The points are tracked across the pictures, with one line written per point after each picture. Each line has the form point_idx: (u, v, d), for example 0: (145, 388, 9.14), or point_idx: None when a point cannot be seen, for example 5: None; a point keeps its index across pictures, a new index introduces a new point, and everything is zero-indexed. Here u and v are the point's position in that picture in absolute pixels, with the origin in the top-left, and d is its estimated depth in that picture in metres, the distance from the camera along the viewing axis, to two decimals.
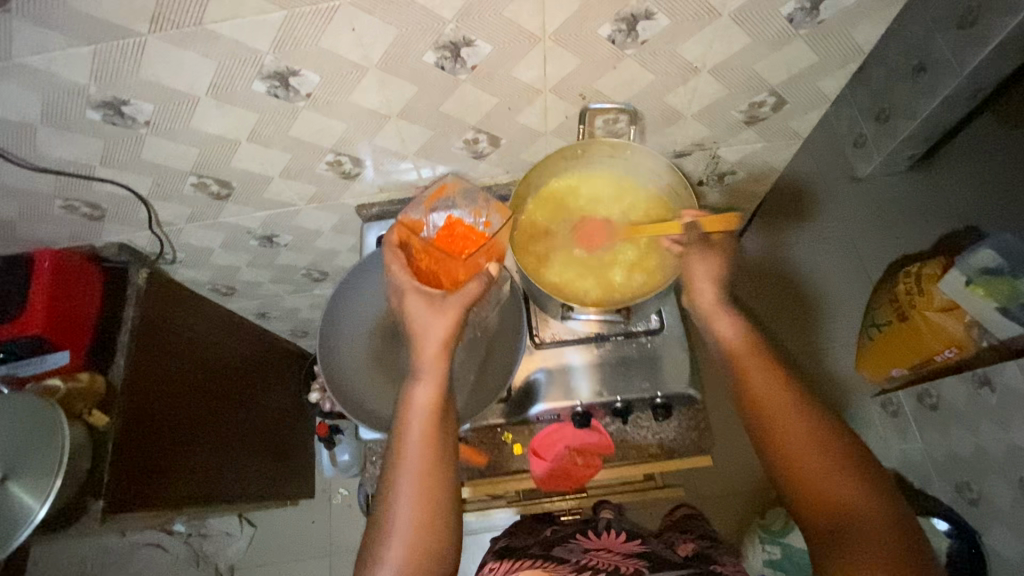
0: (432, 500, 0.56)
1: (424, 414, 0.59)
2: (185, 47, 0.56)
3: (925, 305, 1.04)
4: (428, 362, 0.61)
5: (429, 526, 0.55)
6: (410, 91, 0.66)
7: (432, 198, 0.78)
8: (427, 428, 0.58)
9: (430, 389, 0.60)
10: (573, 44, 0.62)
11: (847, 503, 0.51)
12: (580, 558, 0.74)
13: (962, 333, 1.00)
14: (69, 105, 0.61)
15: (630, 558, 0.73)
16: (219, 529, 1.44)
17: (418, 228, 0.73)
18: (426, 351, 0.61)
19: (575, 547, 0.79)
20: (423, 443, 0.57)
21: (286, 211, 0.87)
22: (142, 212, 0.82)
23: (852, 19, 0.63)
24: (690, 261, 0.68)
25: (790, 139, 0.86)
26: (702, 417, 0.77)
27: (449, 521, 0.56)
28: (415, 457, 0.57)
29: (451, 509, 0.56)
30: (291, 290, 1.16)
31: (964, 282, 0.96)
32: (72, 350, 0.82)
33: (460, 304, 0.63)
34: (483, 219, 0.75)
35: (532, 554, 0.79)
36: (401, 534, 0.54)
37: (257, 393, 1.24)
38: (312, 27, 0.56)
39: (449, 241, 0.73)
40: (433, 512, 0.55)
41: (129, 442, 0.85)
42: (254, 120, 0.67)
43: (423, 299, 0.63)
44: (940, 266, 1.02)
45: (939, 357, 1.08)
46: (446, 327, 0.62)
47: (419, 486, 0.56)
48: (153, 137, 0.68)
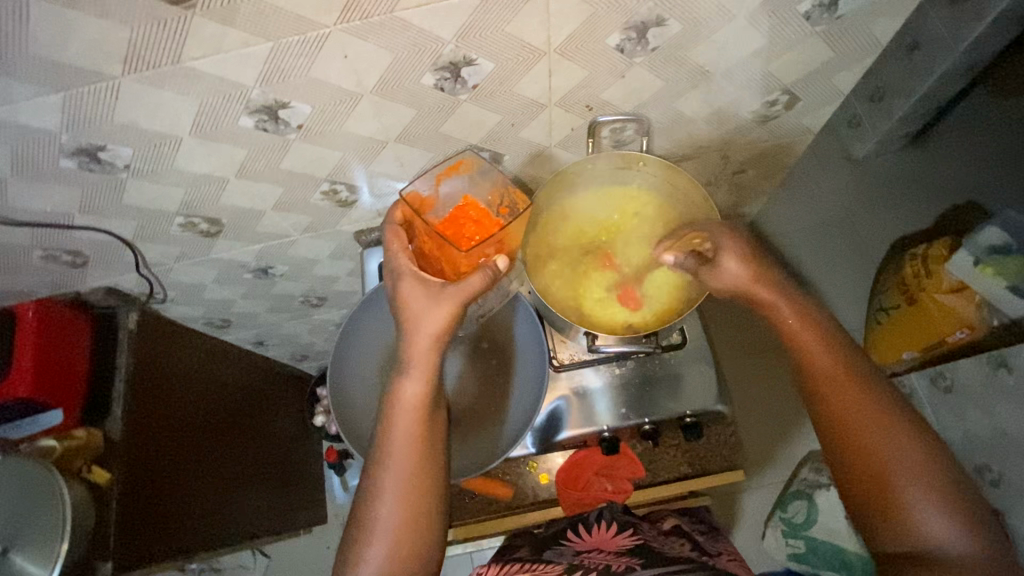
0: (416, 503, 0.57)
1: (411, 412, 0.58)
2: (163, 87, 0.51)
3: (934, 287, 0.99)
4: (420, 355, 0.59)
5: (413, 527, 0.56)
6: (408, 115, 0.62)
7: (446, 171, 0.66)
8: (414, 430, 0.58)
9: (416, 386, 0.58)
10: (580, 56, 0.58)
11: (903, 496, 0.52)
12: (570, 561, 0.63)
13: (973, 315, 0.94)
14: (41, 155, 0.57)
15: (623, 556, 0.62)
16: (231, 563, 1.41)
17: (426, 207, 0.65)
18: (416, 344, 0.59)
19: (564, 548, 0.68)
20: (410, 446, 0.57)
21: (281, 243, 0.83)
22: (128, 255, 0.77)
23: (870, 13, 0.60)
24: (718, 258, 0.63)
25: (801, 134, 0.83)
26: (731, 431, 0.76)
27: (431, 521, 0.57)
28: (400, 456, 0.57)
29: (434, 514, 0.58)
30: (289, 317, 1.12)
31: (972, 264, 0.93)
32: (64, 408, 0.78)
33: (456, 297, 0.58)
34: (500, 203, 0.67)
35: (521, 557, 0.68)
36: (383, 532, 0.55)
37: (262, 418, 1.19)
38: (299, 58, 0.51)
39: (460, 223, 0.65)
40: (417, 515, 0.56)
41: (132, 493, 0.80)
42: (242, 156, 0.63)
43: (419, 288, 0.60)
44: (946, 249, 0.99)
45: (951, 339, 0.99)
46: (439, 321, 0.58)
47: (410, 486, 0.56)
48: (135, 180, 0.63)
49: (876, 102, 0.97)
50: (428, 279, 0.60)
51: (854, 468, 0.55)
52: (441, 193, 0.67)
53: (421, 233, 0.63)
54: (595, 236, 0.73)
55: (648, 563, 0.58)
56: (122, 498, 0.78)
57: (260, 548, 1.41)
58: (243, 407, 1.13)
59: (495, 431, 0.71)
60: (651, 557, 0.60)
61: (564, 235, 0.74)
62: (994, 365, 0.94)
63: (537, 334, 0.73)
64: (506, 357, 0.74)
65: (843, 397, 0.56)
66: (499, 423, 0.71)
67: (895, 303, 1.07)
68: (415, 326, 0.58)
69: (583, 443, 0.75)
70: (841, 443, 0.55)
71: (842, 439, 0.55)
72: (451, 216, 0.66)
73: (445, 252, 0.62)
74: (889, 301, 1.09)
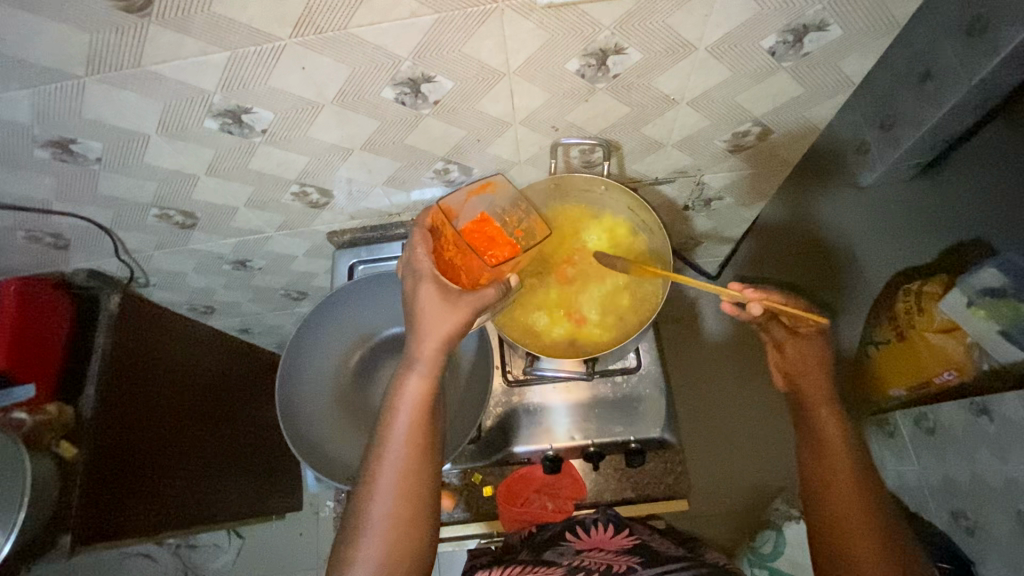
0: (414, 498, 0.56)
1: (413, 406, 0.58)
2: (126, 88, 0.53)
3: (925, 325, 0.86)
4: (430, 356, 0.59)
5: (411, 521, 0.55)
6: (371, 126, 0.63)
7: (475, 190, 0.70)
8: (414, 423, 0.58)
9: (420, 380, 0.58)
10: (541, 79, 0.59)
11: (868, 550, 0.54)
12: (572, 560, 0.61)
13: (961, 354, 0.80)
14: (17, 144, 0.59)
15: (624, 555, 0.61)
16: (207, 541, 1.46)
17: (452, 216, 0.68)
18: (428, 344, 0.58)
19: (564, 547, 0.66)
20: (409, 439, 0.57)
21: (257, 238, 0.85)
22: (108, 241, 0.80)
23: (839, 51, 0.60)
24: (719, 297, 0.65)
25: (778, 165, 0.83)
26: (679, 459, 0.76)
27: (426, 517, 0.57)
28: (401, 447, 0.57)
29: (431, 512, 0.57)
30: (271, 308, 1.14)
31: (964, 304, 0.79)
32: (38, 382, 0.81)
33: (472, 305, 0.58)
34: (519, 224, 0.69)
35: (519, 560, 0.66)
36: (381, 527, 0.54)
37: (244, 408, 1.22)
38: (259, 67, 0.53)
39: (482, 235, 0.67)
40: (410, 513, 0.55)
41: (99, 472, 0.82)
42: (210, 155, 0.65)
43: (436, 290, 0.59)
44: (942, 286, 0.86)
45: (937, 381, 0.85)
46: (452, 328, 0.58)
47: (398, 482, 0.56)
48: (108, 172, 0.65)
49: (887, 130, 0.97)
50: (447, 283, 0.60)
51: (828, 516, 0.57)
52: (466, 207, 0.69)
53: (447, 235, 0.66)
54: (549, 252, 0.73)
55: (649, 563, 0.58)
56: (87, 478, 0.80)
57: (235, 530, 1.45)
58: (222, 390, 1.15)
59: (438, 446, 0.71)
60: (651, 557, 0.60)
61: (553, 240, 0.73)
62: (976, 411, 0.88)
63: (487, 350, 0.74)
64: (458, 367, 0.76)
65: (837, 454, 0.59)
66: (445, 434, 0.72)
67: (884, 336, 0.97)
68: (426, 326, 0.58)
69: (528, 458, 0.76)
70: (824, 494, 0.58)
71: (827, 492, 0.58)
72: (473, 228, 0.67)
73: (469, 266, 0.66)
74: (879, 335, 0.99)
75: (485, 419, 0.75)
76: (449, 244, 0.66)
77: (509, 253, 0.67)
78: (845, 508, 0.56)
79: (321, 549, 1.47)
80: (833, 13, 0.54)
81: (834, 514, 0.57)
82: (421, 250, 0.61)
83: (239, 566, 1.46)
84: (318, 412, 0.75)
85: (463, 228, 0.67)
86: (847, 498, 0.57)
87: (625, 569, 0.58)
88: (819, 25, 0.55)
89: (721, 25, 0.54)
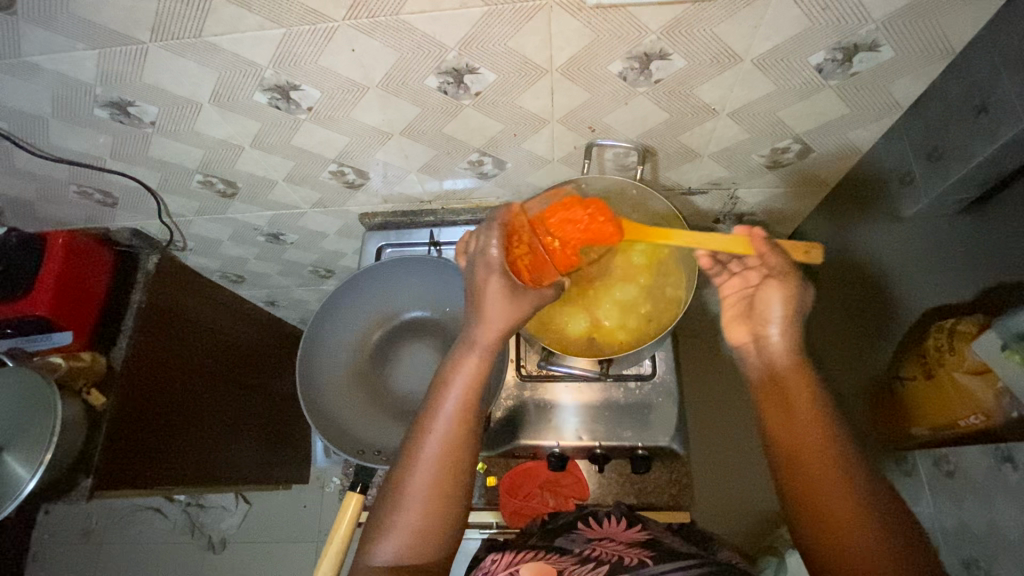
0: (454, 475, 0.55)
1: (466, 384, 0.58)
2: (185, 57, 0.56)
3: (953, 365, 0.70)
4: (486, 339, 0.59)
5: (450, 500, 0.54)
6: (412, 112, 0.65)
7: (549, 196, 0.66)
8: (462, 402, 0.57)
9: (478, 359, 0.59)
10: (581, 79, 0.59)
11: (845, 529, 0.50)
12: (582, 549, 0.62)
13: (989, 400, 0.66)
14: (79, 103, 0.63)
15: (635, 548, 0.61)
16: (216, 503, 1.51)
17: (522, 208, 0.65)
18: (491, 329, 0.59)
19: (575, 535, 0.66)
20: (456, 418, 0.56)
21: (292, 213, 0.88)
22: (153, 203, 0.84)
23: (888, 72, 0.59)
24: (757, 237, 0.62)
25: (814, 184, 0.82)
26: (684, 471, 0.77)
27: (459, 497, 0.55)
28: (448, 426, 0.56)
29: (467, 489, 0.55)
30: (299, 283, 1.17)
31: (997, 346, 0.63)
32: (75, 330, 0.84)
33: (531, 306, 0.60)
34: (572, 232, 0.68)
35: (530, 545, 0.65)
36: (415, 504, 0.53)
37: (264, 378, 1.24)
38: (310, 46, 0.54)
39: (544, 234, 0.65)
40: (443, 491, 0.54)
41: (125, 419, 0.86)
42: (256, 128, 0.67)
43: (504, 283, 0.59)
44: (975, 326, 0.67)
45: (962, 423, 0.71)
46: (507, 321, 0.59)
47: (438, 459, 0.55)
48: (159, 137, 0.69)
49: (935, 162, 0.66)
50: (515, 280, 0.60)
51: (822, 517, 0.51)
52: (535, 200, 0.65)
53: (519, 229, 0.63)
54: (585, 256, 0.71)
55: (660, 557, 0.58)
56: (113, 424, 0.84)
57: (242, 495, 1.50)
58: (250, 358, 1.19)
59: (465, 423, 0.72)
60: (662, 550, 0.60)
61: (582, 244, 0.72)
62: (998, 458, 0.73)
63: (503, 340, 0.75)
64: None
65: (817, 446, 0.54)
66: None
67: (912, 373, 0.80)
68: (484, 314, 0.59)
69: (536, 453, 0.77)
70: (808, 494, 0.53)
71: (813, 497, 0.53)
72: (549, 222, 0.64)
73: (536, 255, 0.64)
74: (906, 370, 0.81)
75: (496, 410, 0.76)
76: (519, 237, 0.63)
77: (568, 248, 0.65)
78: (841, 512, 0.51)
79: (322, 523, 1.50)
80: (886, 33, 0.54)
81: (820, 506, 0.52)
82: (497, 242, 0.60)
83: (244, 530, 1.50)
84: (335, 387, 0.77)
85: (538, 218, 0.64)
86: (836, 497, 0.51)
87: (637, 563, 0.57)
88: (870, 45, 0.55)
89: (768, 37, 0.54)
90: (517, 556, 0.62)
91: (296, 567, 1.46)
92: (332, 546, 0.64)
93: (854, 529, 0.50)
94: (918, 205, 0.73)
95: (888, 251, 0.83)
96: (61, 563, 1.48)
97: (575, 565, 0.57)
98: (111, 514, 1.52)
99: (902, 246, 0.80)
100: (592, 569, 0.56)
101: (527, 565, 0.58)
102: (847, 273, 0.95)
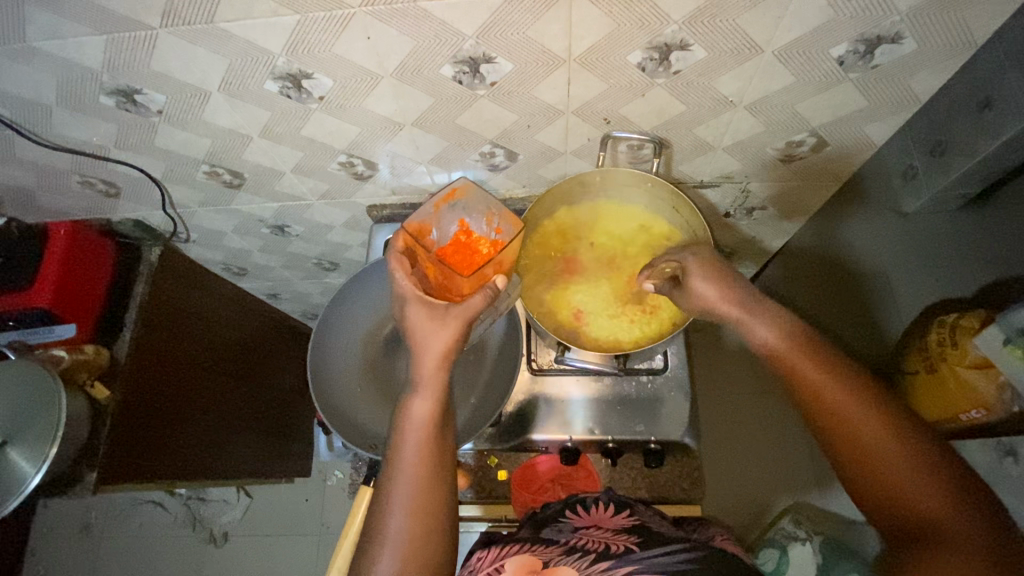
0: (431, 517, 0.50)
1: (422, 430, 0.53)
2: (197, 44, 0.55)
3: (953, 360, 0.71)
4: (428, 373, 0.55)
5: (429, 544, 0.49)
6: (425, 102, 0.63)
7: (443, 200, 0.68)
8: (426, 437, 0.53)
9: (426, 395, 0.54)
10: (600, 69, 0.58)
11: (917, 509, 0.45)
12: (569, 538, 0.60)
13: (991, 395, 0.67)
14: (85, 91, 0.61)
15: (621, 535, 0.60)
16: (216, 497, 1.51)
17: (427, 234, 0.67)
18: (426, 364, 0.56)
19: (563, 524, 0.64)
20: (422, 464, 0.51)
21: (299, 205, 0.87)
22: (157, 193, 0.82)
23: (908, 64, 0.59)
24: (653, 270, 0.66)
25: (826, 178, 0.82)
26: (694, 465, 0.79)
27: (446, 525, 0.51)
28: (412, 470, 0.51)
29: (448, 520, 0.51)
30: (302, 276, 1.16)
31: (1000, 342, 0.65)
32: (78, 323, 0.83)
33: (462, 317, 0.57)
34: (495, 224, 0.69)
35: (518, 538, 0.64)
36: (392, 551, 0.48)
37: (265, 372, 1.22)
38: (325, 33, 0.53)
39: (463, 248, 0.69)
40: (428, 526, 0.50)
41: (129, 415, 0.84)
42: (266, 117, 0.66)
43: (423, 311, 0.58)
44: (977, 321, 0.68)
45: (963, 418, 0.72)
46: (446, 342, 0.56)
47: (416, 498, 0.50)
48: (165, 125, 0.67)
49: (937, 157, 0.69)
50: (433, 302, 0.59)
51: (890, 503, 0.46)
52: (440, 220, 0.68)
53: (423, 258, 0.65)
54: (566, 256, 0.75)
55: (648, 543, 0.57)
56: (117, 418, 0.82)
57: (244, 488, 1.49)
58: (252, 352, 1.17)
59: (478, 417, 0.72)
60: (651, 537, 0.58)
61: (575, 240, 0.75)
62: (999, 453, 0.72)
63: (515, 333, 0.76)
64: (484, 350, 0.77)
65: (880, 445, 0.47)
66: (475, 407, 0.73)
67: (910, 365, 0.79)
68: (419, 350, 0.56)
69: (545, 447, 0.77)
70: (878, 488, 0.47)
71: (877, 485, 0.47)
72: (451, 246, 0.68)
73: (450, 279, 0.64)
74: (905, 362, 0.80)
75: (507, 405, 0.77)
76: (427, 265, 0.64)
77: (491, 250, 0.68)
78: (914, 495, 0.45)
79: (326, 516, 1.49)
80: (908, 25, 0.54)
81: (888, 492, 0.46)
82: (403, 273, 0.59)
83: (245, 523, 1.50)
84: (345, 380, 0.77)
85: (441, 247, 0.67)
86: (924, 490, 0.45)
87: (625, 550, 0.55)
88: (893, 37, 0.55)
89: (791, 28, 0.53)
90: (504, 551, 0.61)
91: (299, 559, 1.46)
92: (343, 544, 0.66)
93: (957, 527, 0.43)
94: (920, 200, 0.76)
95: (890, 240, 0.85)
96: (59, 557, 1.47)
97: (558, 557, 0.56)
98: (111, 508, 1.51)
99: (912, 243, 0.81)
100: (578, 559, 0.55)
101: (512, 560, 0.58)
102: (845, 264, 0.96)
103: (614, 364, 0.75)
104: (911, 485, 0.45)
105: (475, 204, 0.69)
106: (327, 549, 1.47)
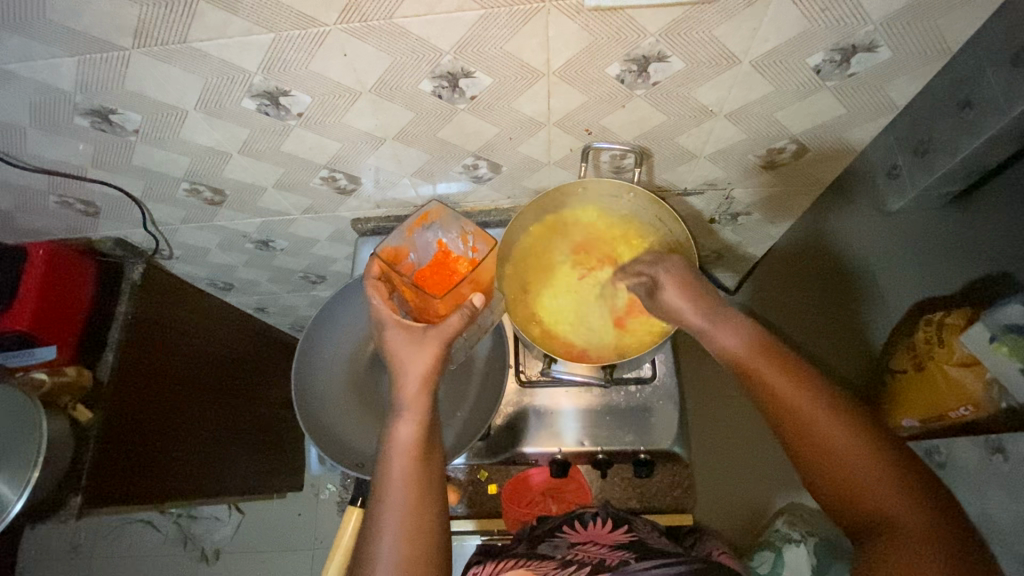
0: (420, 540, 0.50)
1: (408, 454, 0.53)
2: (170, 63, 0.54)
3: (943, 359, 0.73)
4: (411, 397, 0.55)
5: (419, 567, 0.49)
6: (405, 117, 0.63)
7: (416, 223, 0.71)
8: (411, 460, 0.52)
9: (411, 418, 0.54)
10: (578, 82, 0.58)
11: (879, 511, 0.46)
12: (564, 554, 0.60)
13: (979, 392, 0.70)
14: (59, 112, 0.61)
15: (618, 550, 0.59)
16: (208, 514, 1.49)
17: (402, 258, 0.69)
18: (407, 388, 0.56)
19: (559, 540, 0.64)
20: (408, 487, 0.51)
21: (282, 220, 0.86)
22: (137, 211, 0.81)
23: (885, 71, 0.59)
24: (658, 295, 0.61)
25: (810, 185, 0.82)
26: (687, 474, 0.79)
27: (440, 544, 0.51)
28: (400, 494, 0.51)
29: (442, 539, 0.51)
30: (289, 289, 1.15)
31: (986, 339, 0.67)
32: (59, 344, 0.82)
33: (439, 338, 0.57)
34: (469, 243, 0.71)
35: (514, 553, 0.64)
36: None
37: (254, 387, 1.21)
38: (301, 52, 0.53)
39: (441, 268, 0.71)
40: (422, 549, 0.49)
41: (113, 436, 0.83)
42: (244, 135, 0.65)
43: (403, 333, 0.59)
44: (963, 319, 0.72)
45: (951, 415, 0.75)
46: (427, 364, 0.56)
47: (406, 523, 0.50)
48: (143, 145, 0.67)
49: (921, 157, 0.72)
50: (412, 324, 0.59)
51: (856, 506, 0.47)
52: (415, 243, 0.71)
53: (399, 282, 0.66)
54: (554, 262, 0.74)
55: (644, 557, 0.56)
56: (102, 442, 0.81)
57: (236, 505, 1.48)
58: (241, 367, 1.16)
59: (466, 433, 0.71)
60: (647, 553, 0.58)
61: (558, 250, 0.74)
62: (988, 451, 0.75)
63: (501, 344, 0.76)
64: (470, 362, 0.77)
65: (844, 450, 0.48)
66: (462, 422, 0.73)
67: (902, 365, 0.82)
68: (401, 374, 0.57)
69: (534, 459, 0.77)
70: (842, 491, 0.47)
71: (843, 491, 0.48)
72: (428, 266, 0.71)
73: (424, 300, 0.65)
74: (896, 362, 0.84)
75: (496, 418, 0.76)
76: (403, 288, 0.65)
77: (469, 267, 0.70)
78: (877, 498, 0.46)
79: (319, 531, 1.48)
80: (884, 35, 0.54)
81: (853, 497, 0.47)
82: (379, 299, 0.61)
83: (237, 540, 1.48)
84: (330, 396, 0.76)
85: (417, 269, 0.70)
86: (886, 496, 0.46)
87: (620, 563, 0.55)
88: (868, 46, 0.55)
89: (769, 38, 0.53)
90: (499, 567, 0.61)
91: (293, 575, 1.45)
92: (333, 560, 0.66)
93: (914, 526, 0.44)
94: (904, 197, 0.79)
95: (873, 238, 0.89)
96: None
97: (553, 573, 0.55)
98: (100, 529, 1.49)
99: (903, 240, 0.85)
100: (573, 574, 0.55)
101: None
102: (825, 265, 0.98)
103: (598, 376, 0.75)
104: (874, 491, 0.46)
105: (450, 225, 0.71)
106: (320, 563, 1.45)
